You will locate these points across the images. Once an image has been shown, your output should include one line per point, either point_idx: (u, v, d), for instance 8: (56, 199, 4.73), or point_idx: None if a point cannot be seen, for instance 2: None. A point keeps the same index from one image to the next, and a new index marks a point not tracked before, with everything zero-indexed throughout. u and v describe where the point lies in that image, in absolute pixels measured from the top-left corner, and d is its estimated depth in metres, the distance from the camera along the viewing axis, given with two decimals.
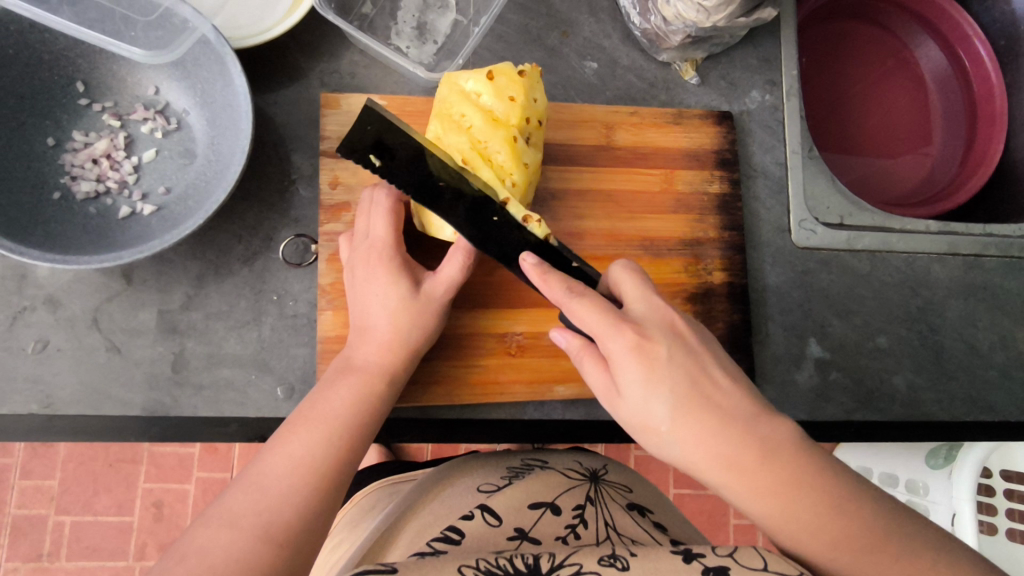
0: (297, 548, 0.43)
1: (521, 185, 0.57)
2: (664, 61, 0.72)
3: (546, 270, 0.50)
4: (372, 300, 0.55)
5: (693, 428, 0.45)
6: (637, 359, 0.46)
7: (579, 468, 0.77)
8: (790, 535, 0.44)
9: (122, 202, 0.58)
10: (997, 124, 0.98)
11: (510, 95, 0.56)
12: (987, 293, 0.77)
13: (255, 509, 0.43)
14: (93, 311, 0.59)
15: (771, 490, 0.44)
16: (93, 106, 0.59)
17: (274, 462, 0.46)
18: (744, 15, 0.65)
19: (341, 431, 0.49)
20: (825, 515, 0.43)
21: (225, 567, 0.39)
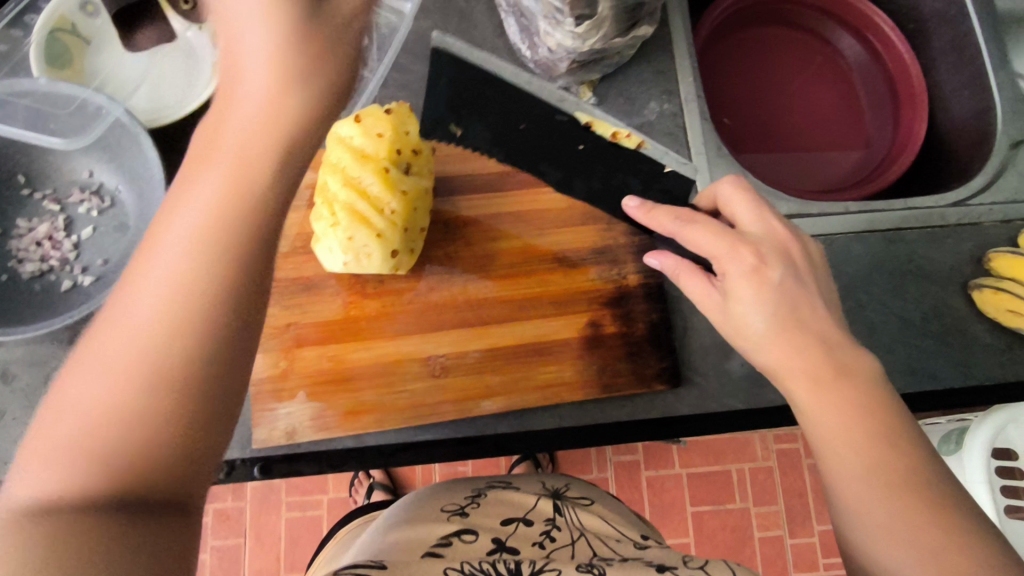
0: (171, 467, 0.32)
1: (401, 213, 0.59)
2: (561, 86, 0.76)
3: (649, 208, 0.64)
4: (248, 91, 0.35)
5: (785, 347, 0.51)
6: (751, 282, 0.53)
7: (543, 488, 0.80)
8: (845, 438, 0.48)
9: (64, 277, 0.64)
10: (918, 99, 1.00)
11: (377, 132, 0.58)
12: (913, 264, 0.79)
13: (85, 444, 0.31)
14: (45, 379, 0.64)
15: (839, 401, 0.49)
16: (35, 194, 0.66)
17: (85, 386, 0.32)
18: (621, 35, 0.70)
19: (180, 316, 0.33)
20: (886, 450, 0.47)
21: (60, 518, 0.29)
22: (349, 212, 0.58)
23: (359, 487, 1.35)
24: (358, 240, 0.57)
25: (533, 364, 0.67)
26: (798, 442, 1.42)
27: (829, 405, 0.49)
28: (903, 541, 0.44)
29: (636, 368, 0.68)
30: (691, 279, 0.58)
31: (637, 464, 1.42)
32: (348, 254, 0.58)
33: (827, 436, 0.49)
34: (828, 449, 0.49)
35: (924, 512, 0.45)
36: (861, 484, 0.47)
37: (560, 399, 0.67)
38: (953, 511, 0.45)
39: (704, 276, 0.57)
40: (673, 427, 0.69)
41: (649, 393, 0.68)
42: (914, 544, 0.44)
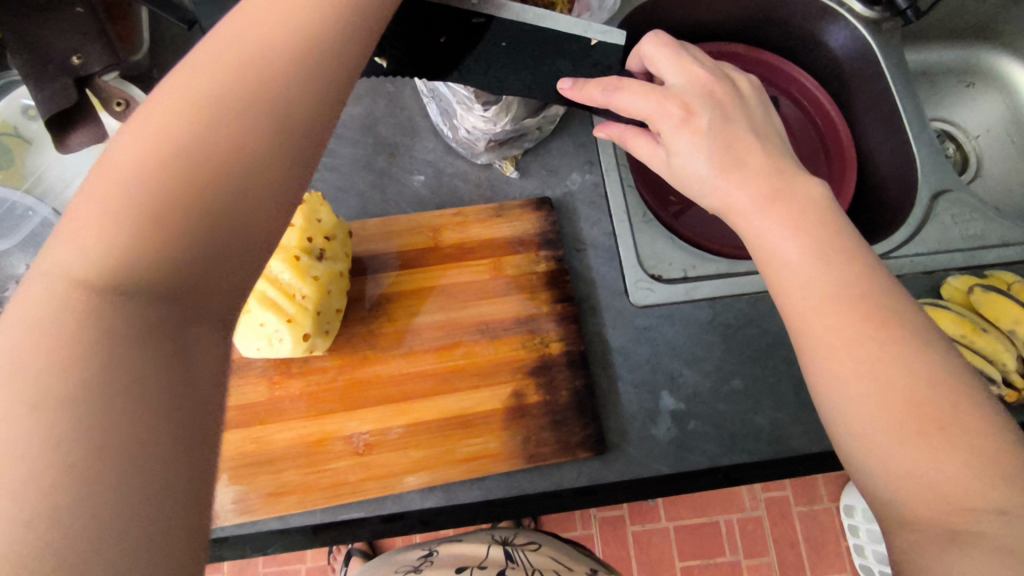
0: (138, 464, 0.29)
1: (313, 297, 0.61)
2: (485, 162, 0.80)
3: (581, 85, 0.57)
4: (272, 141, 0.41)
5: (730, 185, 0.52)
6: (684, 130, 0.53)
7: (491, 539, 0.82)
8: (830, 287, 0.46)
9: None
10: (847, 155, 1.03)
11: (289, 223, 0.62)
12: None
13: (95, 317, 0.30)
14: None
15: (789, 219, 0.49)
16: None
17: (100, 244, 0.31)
18: (532, 115, 0.74)
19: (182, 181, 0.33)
20: (827, 266, 0.46)
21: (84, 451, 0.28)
22: (261, 299, 0.60)
23: (338, 554, 1.35)
24: (270, 325, 0.59)
25: (456, 437, 0.68)
26: (786, 490, 1.39)
27: (796, 237, 0.48)
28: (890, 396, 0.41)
29: (561, 436, 0.69)
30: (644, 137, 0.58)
31: (622, 519, 1.40)
32: (263, 339, 0.60)
33: (779, 271, 0.48)
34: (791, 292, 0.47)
35: (875, 331, 0.43)
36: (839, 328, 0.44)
37: (485, 472, 0.68)
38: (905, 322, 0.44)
39: (652, 140, 0.58)
40: (602, 493, 0.70)
41: (574, 461, 0.69)
42: (888, 391, 0.41)
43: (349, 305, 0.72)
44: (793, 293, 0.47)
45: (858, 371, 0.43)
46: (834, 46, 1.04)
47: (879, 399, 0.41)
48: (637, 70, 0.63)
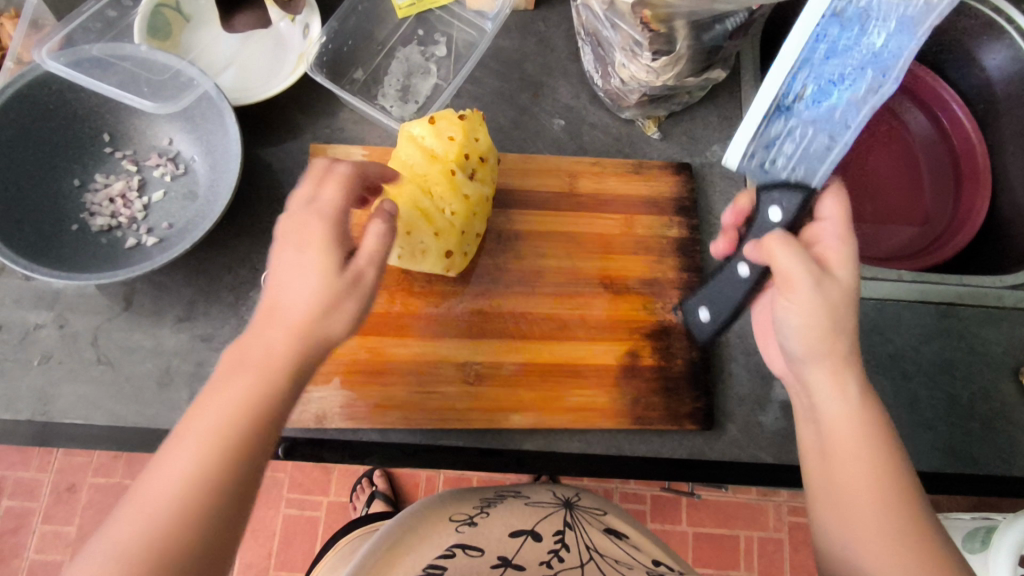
0: (194, 570, 0.39)
1: (461, 216, 0.60)
2: (628, 118, 0.78)
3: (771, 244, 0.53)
4: (285, 263, 0.48)
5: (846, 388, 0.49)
6: (818, 311, 0.49)
7: (553, 497, 0.73)
8: (851, 494, 0.47)
9: (130, 235, 0.67)
10: (981, 182, 0.99)
11: (449, 136, 0.60)
12: (964, 341, 0.76)
13: (115, 556, 0.37)
14: (94, 330, 0.66)
15: (872, 439, 0.48)
16: (115, 154, 0.69)
17: (147, 500, 0.40)
18: (694, 75, 0.71)
19: (215, 470, 0.41)
20: (880, 486, 0.46)
21: (120, 563, 0.37)
22: (410, 207, 0.60)
23: (359, 494, 1.34)
24: (416, 235, 0.60)
25: (564, 386, 0.67)
26: None
27: (836, 415, 0.49)
28: None
29: (670, 404, 0.67)
30: (782, 253, 0.51)
31: (643, 514, 1.38)
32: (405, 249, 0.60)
33: (835, 452, 0.48)
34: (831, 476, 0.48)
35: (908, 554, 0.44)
36: (864, 499, 0.46)
37: (589, 426, 0.66)
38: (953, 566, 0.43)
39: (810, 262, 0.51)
40: (701, 470, 0.67)
41: (679, 430, 0.67)
42: None
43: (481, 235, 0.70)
44: (835, 490, 0.48)
45: (866, 563, 0.44)
46: (988, 66, 0.99)
47: (893, 575, 0.43)
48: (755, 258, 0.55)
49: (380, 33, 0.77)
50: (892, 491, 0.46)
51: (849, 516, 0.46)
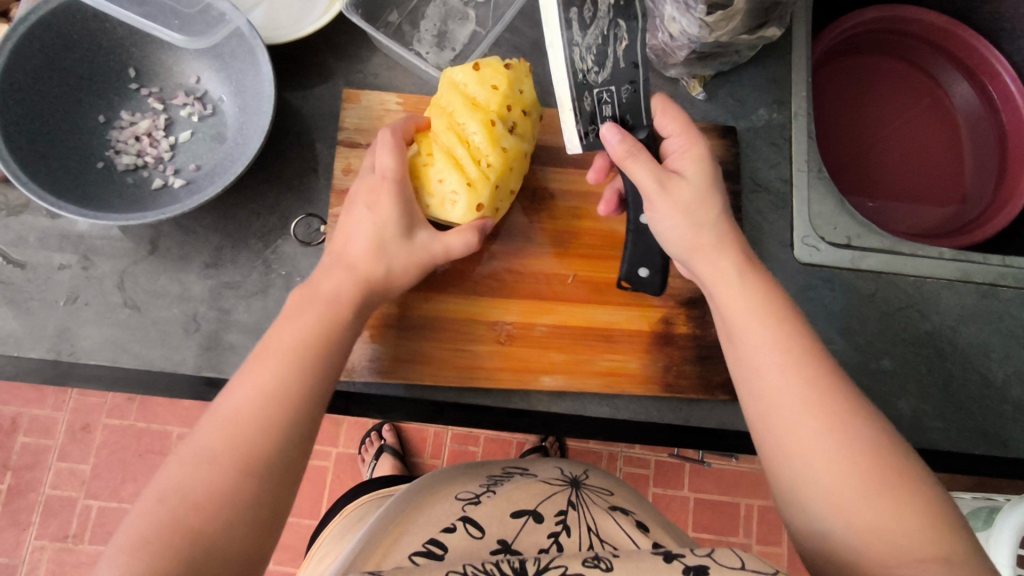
0: (274, 466, 0.45)
1: (498, 168, 0.58)
2: (673, 76, 0.74)
3: (631, 144, 0.56)
4: (359, 227, 0.57)
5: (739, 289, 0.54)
6: (679, 207, 0.56)
7: (561, 475, 0.71)
8: (773, 381, 0.49)
9: (156, 175, 0.65)
10: None
11: (493, 84, 0.58)
12: (1004, 323, 0.75)
13: (218, 446, 0.44)
14: (120, 273, 0.64)
15: (776, 324, 0.52)
16: (141, 90, 0.66)
17: (232, 402, 0.47)
18: (748, 32, 0.67)
19: (289, 379, 0.48)
20: (794, 362, 0.50)
21: (216, 453, 0.44)
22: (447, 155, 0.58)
23: (369, 447, 1.35)
24: (449, 184, 0.58)
25: (596, 349, 0.66)
26: None
27: (743, 313, 0.53)
28: (820, 445, 0.46)
29: (702, 374, 0.66)
30: (635, 167, 0.56)
31: (646, 478, 1.39)
32: (437, 196, 0.59)
33: (753, 349, 0.51)
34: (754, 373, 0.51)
35: (824, 411, 0.47)
36: (787, 401, 0.48)
37: (617, 391, 0.65)
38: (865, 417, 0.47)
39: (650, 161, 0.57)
40: (726, 441, 0.67)
41: (709, 401, 0.66)
42: (831, 464, 0.45)
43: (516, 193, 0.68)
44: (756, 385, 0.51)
45: (792, 434, 0.47)
46: None
47: (819, 467, 0.45)
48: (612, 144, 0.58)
49: None
50: (805, 373, 0.49)
51: (767, 398, 0.49)
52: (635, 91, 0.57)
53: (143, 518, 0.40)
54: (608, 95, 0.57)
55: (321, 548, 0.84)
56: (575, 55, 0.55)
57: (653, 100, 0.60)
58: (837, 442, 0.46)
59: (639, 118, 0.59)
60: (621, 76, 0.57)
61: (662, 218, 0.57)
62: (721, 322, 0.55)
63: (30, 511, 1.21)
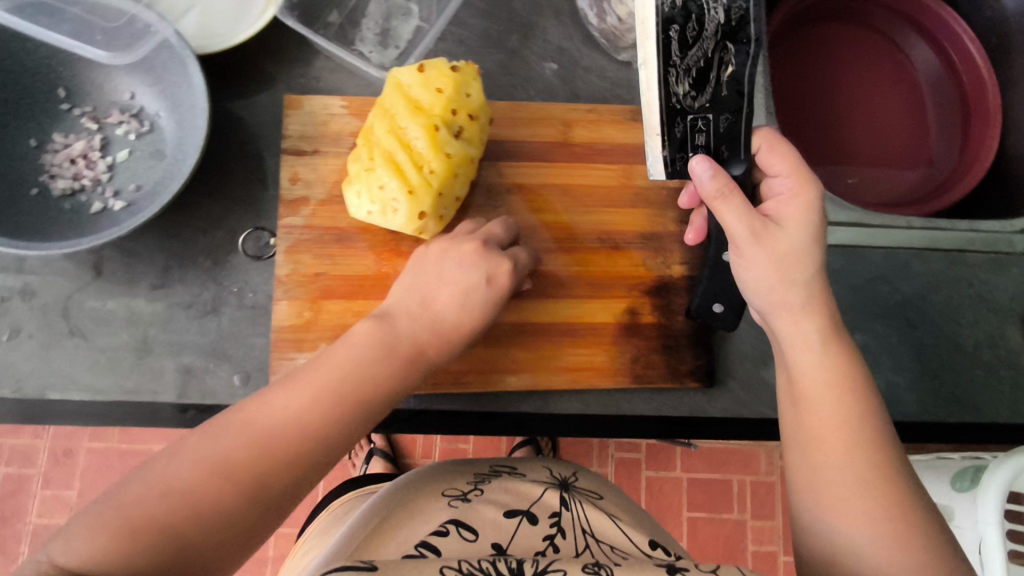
0: (241, 528, 0.42)
1: (441, 175, 0.56)
2: (625, 61, 0.73)
3: (725, 186, 0.55)
4: (446, 271, 0.58)
5: (800, 326, 0.54)
6: (773, 260, 0.54)
7: (550, 477, 0.71)
8: (820, 412, 0.51)
9: (95, 198, 0.62)
10: (991, 122, 0.94)
11: (437, 87, 0.55)
12: (972, 289, 0.74)
13: (170, 492, 0.40)
14: (65, 301, 0.62)
15: (839, 366, 0.52)
16: (73, 110, 0.63)
17: (213, 440, 0.44)
18: None
19: (298, 433, 0.46)
20: (848, 404, 0.51)
21: (180, 494, 0.40)
22: (388, 159, 0.56)
23: (359, 451, 1.34)
24: (389, 191, 0.55)
25: (562, 346, 0.65)
26: None
27: (802, 345, 0.53)
28: (851, 485, 0.49)
29: (670, 362, 0.66)
30: (726, 212, 0.55)
31: (638, 462, 1.39)
32: (378, 203, 0.56)
33: (807, 378, 0.53)
34: (807, 400, 0.52)
35: (862, 460, 0.49)
36: (839, 478, 0.49)
37: (585, 386, 0.65)
38: (902, 474, 0.49)
39: (745, 211, 0.55)
40: (700, 428, 0.66)
41: (679, 389, 0.66)
42: (855, 505, 0.48)
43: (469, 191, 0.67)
44: (808, 413, 0.52)
45: (826, 463, 0.50)
46: None
47: (838, 491, 0.49)
48: (701, 173, 0.57)
49: None
50: (854, 417, 0.51)
51: (816, 428, 0.51)
52: (735, 120, 0.56)
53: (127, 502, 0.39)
54: (703, 123, 0.56)
55: (300, 548, 0.83)
56: (670, 78, 0.54)
57: (758, 137, 0.58)
58: (856, 473, 0.49)
59: (735, 152, 0.58)
60: (720, 104, 0.56)
61: (744, 265, 0.56)
62: (788, 379, 0.55)
63: (16, 542, 1.19)
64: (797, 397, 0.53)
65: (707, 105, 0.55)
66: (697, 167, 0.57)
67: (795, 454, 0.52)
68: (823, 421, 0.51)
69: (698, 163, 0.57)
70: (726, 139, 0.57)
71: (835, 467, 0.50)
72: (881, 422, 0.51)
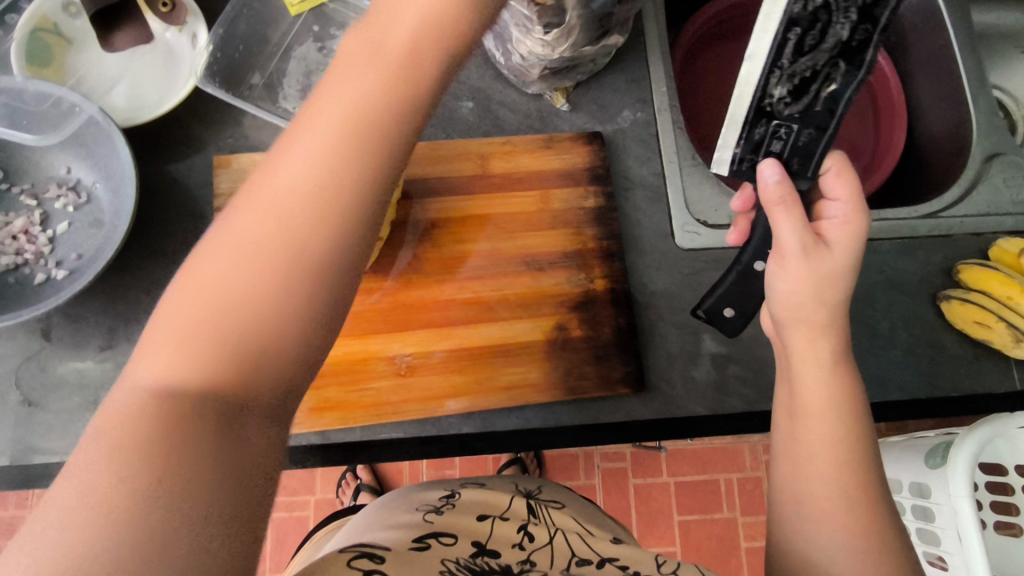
0: (193, 496, 0.29)
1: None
2: (536, 93, 0.78)
3: (789, 190, 0.54)
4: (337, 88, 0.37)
5: (811, 344, 0.54)
6: (814, 274, 0.53)
7: (514, 489, 0.73)
8: (818, 427, 0.52)
9: (38, 270, 0.65)
10: (897, 114, 0.99)
11: None
12: (883, 274, 0.79)
13: (108, 464, 0.29)
14: (16, 371, 0.65)
15: (839, 386, 0.53)
16: (13, 190, 0.67)
17: (145, 369, 0.32)
18: (590, 44, 0.71)
19: (233, 340, 0.33)
20: (846, 422, 0.52)
21: (130, 449, 0.30)
22: None
23: (346, 489, 1.35)
24: None
25: (497, 366, 0.68)
26: None
27: (810, 360, 0.54)
28: (832, 498, 0.51)
29: (601, 371, 0.69)
30: (783, 223, 0.54)
31: (625, 471, 1.41)
32: None
33: (811, 393, 0.53)
34: (804, 413, 0.53)
35: (848, 477, 0.51)
36: (824, 492, 0.51)
37: (522, 403, 0.68)
38: (881, 495, 0.51)
39: (800, 219, 0.54)
40: (637, 431, 0.70)
41: (612, 396, 0.69)
42: (832, 518, 0.50)
43: (394, 229, 0.71)
44: (806, 426, 0.53)
45: (813, 474, 0.52)
46: None
47: (818, 501, 0.51)
48: (769, 177, 0.55)
49: (273, 35, 0.74)
50: (848, 436, 0.52)
51: (811, 441, 0.53)
52: (815, 137, 0.56)
53: (122, 447, 0.30)
54: (784, 132, 0.56)
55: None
56: (772, 79, 0.52)
57: (828, 159, 0.57)
58: (838, 489, 0.51)
59: (805, 166, 0.57)
60: (809, 118, 0.55)
61: (781, 278, 0.55)
62: (788, 392, 0.56)
63: None
64: (797, 409, 0.54)
65: (794, 116, 0.55)
66: (767, 168, 0.55)
67: (785, 459, 0.54)
68: (821, 435, 0.52)
69: (768, 166, 0.55)
70: (802, 153, 0.57)
71: (822, 482, 0.51)
72: (870, 444, 0.53)
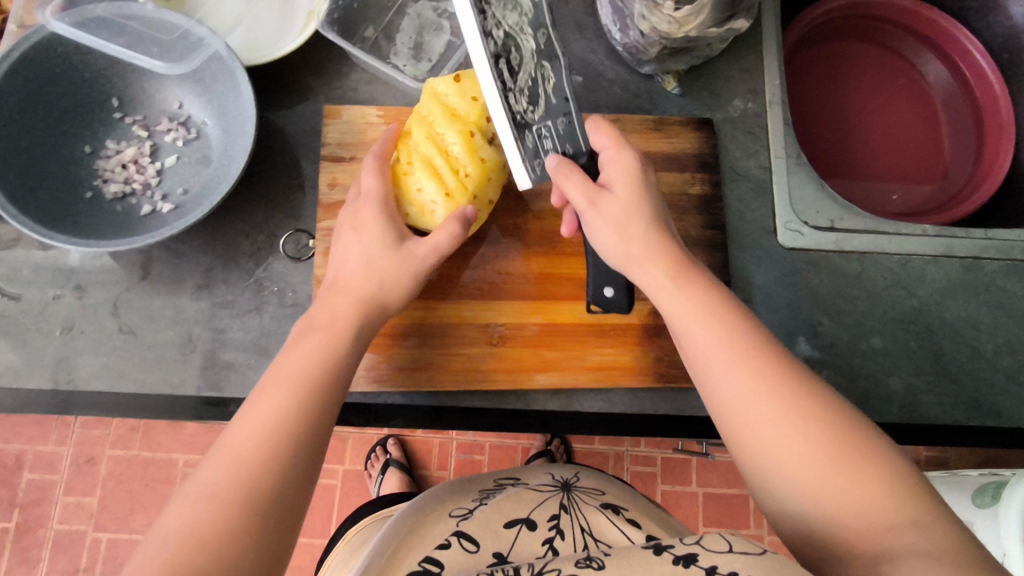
0: (271, 500, 0.43)
1: (476, 178, 0.60)
2: (647, 73, 0.76)
3: (570, 171, 0.58)
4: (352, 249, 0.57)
5: (692, 324, 0.52)
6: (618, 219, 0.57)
7: (551, 480, 0.68)
8: (738, 412, 0.48)
9: (145, 202, 0.66)
10: (1005, 136, 0.95)
11: (473, 97, 0.60)
12: (990, 295, 0.76)
13: (224, 479, 0.43)
14: (114, 298, 0.65)
15: (735, 354, 0.50)
16: (125, 119, 0.67)
17: (241, 433, 0.45)
18: (716, 26, 0.68)
19: (289, 401, 0.48)
20: (756, 394, 0.48)
21: (228, 488, 0.42)
22: (426, 164, 0.60)
23: (373, 462, 1.33)
24: (428, 193, 0.59)
25: (589, 344, 0.67)
26: None
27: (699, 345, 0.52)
28: (790, 472, 0.45)
29: None
30: (568, 186, 0.58)
31: (654, 476, 1.39)
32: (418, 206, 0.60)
33: (718, 384, 0.50)
34: (719, 400, 0.50)
35: (791, 442, 0.46)
36: (779, 468, 0.46)
37: (611, 384, 0.66)
38: (840, 437, 0.45)
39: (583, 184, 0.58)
40: None
41: None
42: (804, 486, 0.44)
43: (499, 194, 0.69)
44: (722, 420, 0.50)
45: (759, 460, 0.47)
46: (1014, 13, 0.95)
47: (781, 481, 0.45)
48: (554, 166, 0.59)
49: None
50: (768, 399, 0.47)
51: (736, 434, 0.48)
52: (569, 121, 0.60)
53: (225, 483, 0.42)
54: (546, 130, 0.59)
55: None
56: (512, 100, 0.54)
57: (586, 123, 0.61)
58: (790, 458, 0.45)
59: (577, 145, 0.61)
60: (553, 110, 0.59)
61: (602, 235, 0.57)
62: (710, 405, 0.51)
63: (38, 549, 1.21)
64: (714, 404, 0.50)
65: (544, 115, 0.58)
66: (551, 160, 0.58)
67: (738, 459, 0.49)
68: (736, 420, 0.48)
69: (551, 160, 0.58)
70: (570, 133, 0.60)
71: (773, 459, 0.46)
72: (810, 396, 0.48)
